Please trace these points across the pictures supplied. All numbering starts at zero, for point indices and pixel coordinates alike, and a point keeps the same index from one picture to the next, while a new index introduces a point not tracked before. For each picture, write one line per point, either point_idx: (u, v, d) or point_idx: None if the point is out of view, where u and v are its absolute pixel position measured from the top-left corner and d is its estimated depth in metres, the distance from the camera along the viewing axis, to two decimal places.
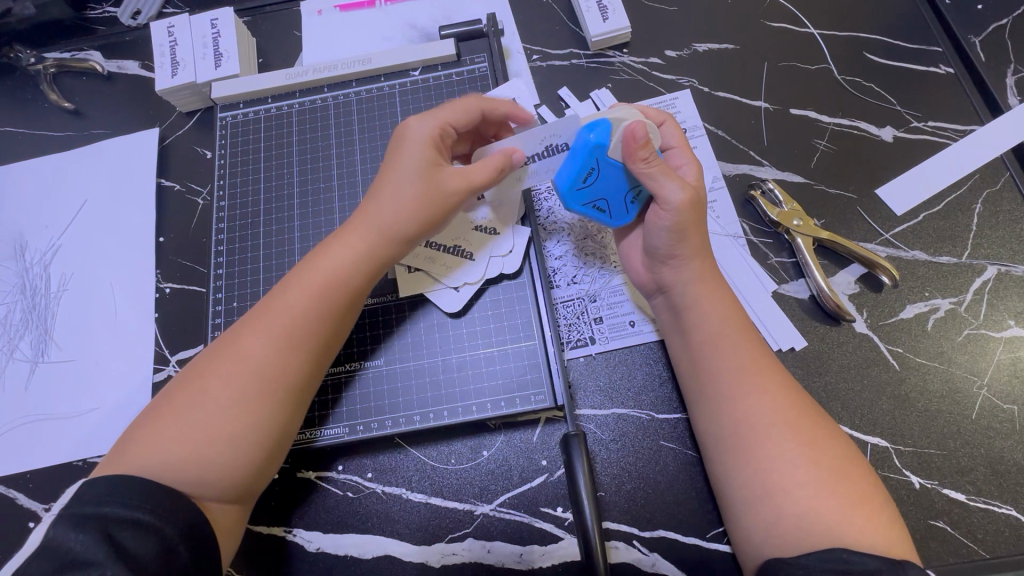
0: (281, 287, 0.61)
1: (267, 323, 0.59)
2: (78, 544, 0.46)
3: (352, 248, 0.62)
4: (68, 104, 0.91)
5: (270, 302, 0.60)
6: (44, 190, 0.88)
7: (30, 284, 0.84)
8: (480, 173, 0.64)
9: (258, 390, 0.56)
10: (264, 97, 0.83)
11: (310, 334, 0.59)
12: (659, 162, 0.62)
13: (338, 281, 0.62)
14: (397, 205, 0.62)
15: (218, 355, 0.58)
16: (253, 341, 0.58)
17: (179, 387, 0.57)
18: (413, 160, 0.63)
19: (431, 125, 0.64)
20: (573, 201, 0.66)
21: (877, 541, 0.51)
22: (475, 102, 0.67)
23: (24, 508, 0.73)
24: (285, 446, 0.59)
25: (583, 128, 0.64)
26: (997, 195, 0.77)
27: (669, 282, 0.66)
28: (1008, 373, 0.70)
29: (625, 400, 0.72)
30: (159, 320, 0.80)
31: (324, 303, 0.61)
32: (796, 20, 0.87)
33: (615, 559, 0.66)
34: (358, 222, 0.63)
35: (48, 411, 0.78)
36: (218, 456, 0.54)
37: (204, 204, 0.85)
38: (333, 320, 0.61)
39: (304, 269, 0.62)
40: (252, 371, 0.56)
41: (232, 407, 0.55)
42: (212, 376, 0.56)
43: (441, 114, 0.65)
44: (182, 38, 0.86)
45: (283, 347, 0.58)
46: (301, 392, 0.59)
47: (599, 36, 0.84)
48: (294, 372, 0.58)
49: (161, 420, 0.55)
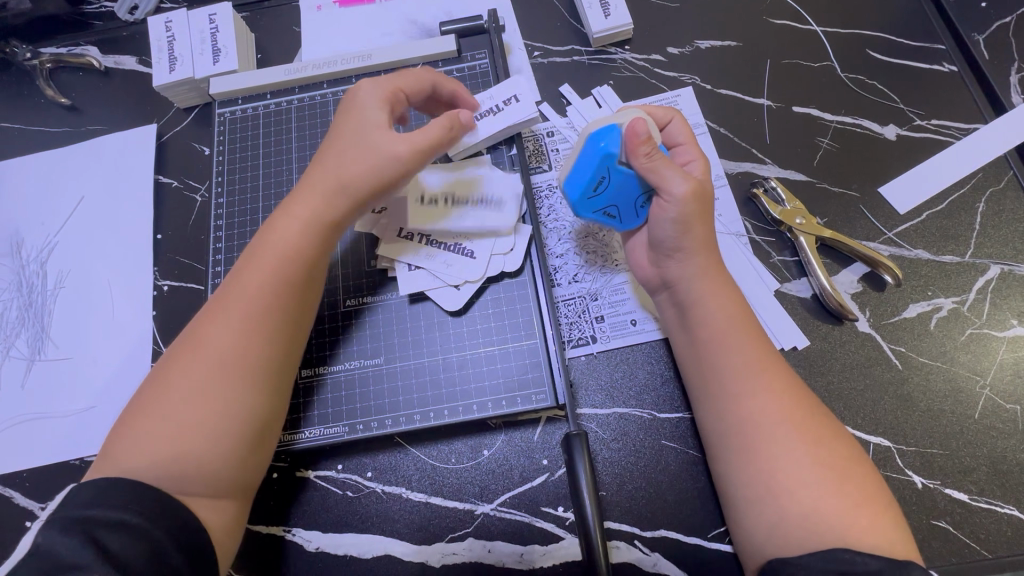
0: (238, 271, 0.61)
1: (225, 306, 0.58)
2: (65, 549, 0.45)
3: (303, 220, 0.62)
4: (64, 100, 0.90)
5: (234, 284, 0.60)
6: (40, 187, 0.87)
7: (26, 281, 0.83)
8: (426, 135, 0.62)
9: (225, 372, 0.55)
10: (263, 93, 0.83)
11: (270, 310, 0.59)
12: (661, 157, 0.61)
13: (294, 254, 0.61)
14: (348, 172, 0.62)
15: (182, 347, 0.57)
16: (214, 326, 0.57)
17: (147, 386, 0.56)
18: (362, 126, 0.63)
19: (380, 91, 0.64)
20: (585, 209, 0.67)
21: (881, 542, 0.51)
22: (427, 73, 0.68)
23: (21, 507, 0.72)
24: (268, 431, 0.58)
25: (589, 137, 0.65)
26: (1001, 194, 0.77)
27: (675, 277, 0.65)
28: (1011, 373, 0.70)
29: (626, 399, 0.71)
30: (157, 318, 0.80)
31: (281, 276, 0.60)
32: (799, 17, 0.87)
33: (616, 559, 0.66)
34: (311, 193, 0.63)
35: (45, 410, 0.77)
36: (196, 438, 0.53)
37: (203, 201, 0.84)
38: (293, 294, 0.60)
39: (258, 249, 0.61)
40: (215, 353, 0.56)
41: (200, 392, 0.54)
42: (177, 366, 0.56)
43: (391, 81, 0.66)
44: (180, 34, 0.85)
45: (245, 326, 0.57)
46: (270, 368, 0.58)
47: (601, 33, 0.83)
48: (259, 348, 0.57)
49: (135, 419, 0.54)
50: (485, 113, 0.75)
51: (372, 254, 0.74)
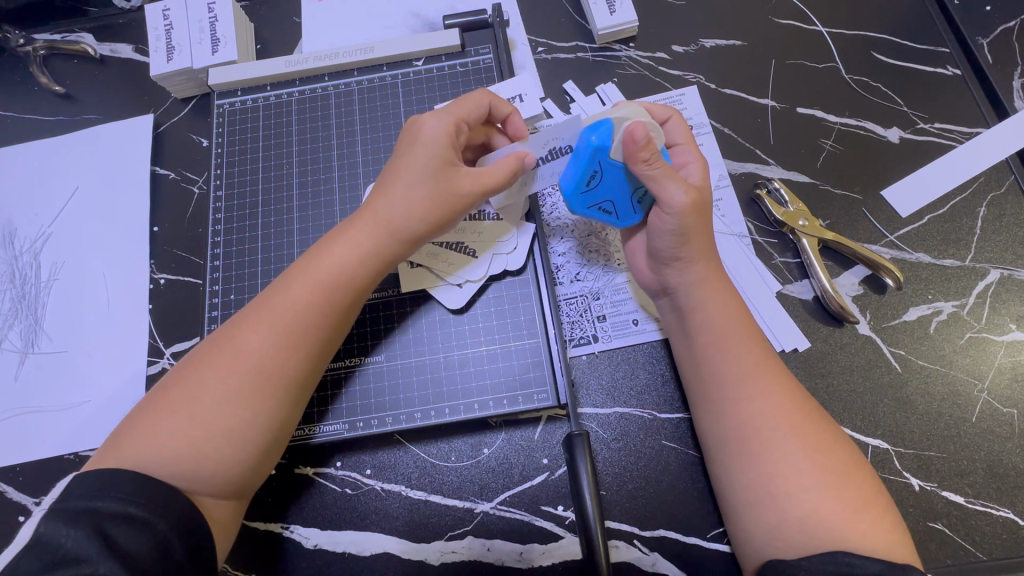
0: (283, 281, 0.59)
1: (266, 317, 0.57)
2: (70, 540, 0.45)
3: (356, 243, 0.60)
4: (58, 88, 0.88)
5: (273, 294, 0.59)
6: (34, 177, 0.86)
7: (19, 273, 0.82)
8: (495, 176, 0.62)
9: (257, 386, 0.55)
10: (263, 84, 0.81)
11: (313, 331, 0.58)
12: (662, 163, 0.59)
13: (341, 277, 0.60)
14: (407, 203, 0.60)
15: (217, 347, 0.56)
16: (253, 334, 0.56)
17: (177, 378, 0.56)
18: (424, 155, 0.60)
19: (446, 122, 0.61)
20: (578, 204, 0.65)
21: (879, 545, 0.51)
22: (484, 99, 0.65)
23: (14, 501, 0.71)
24: (281, 441, 0.58)
25: (585, 129, 0.62)
26: (1002, 199, 0.77)
27: (674, 284, 0.65)
28: (1009, 377, 0.70)
29: (628, 400, 0.71)
30: (154, 312, 0.79)
31: (323, 299, 0.59)
32: (804, 18, 0.86)
33: (615, 558, 0.66)
34: (365, 215, 0.61)
35: (39, 403, 0.76)
36: (216, 452, 0.53)
37: (200, 193, 0.83)
38: (334, 316, 0.59)
39: (307, 262, 0.60)
40: (251, 364, 0.55)
41: (230, 401, 0.54)
42: (209, 367, 0.55)
43: (456, 110, 0.63)
44: (179, 22, 0.83)
45: (281, 343, 0.56)
46: (298, 389, 0.57)
47: (606, 29, 0.83)
48: (293, 370, 0.56)
49: (158, 412, 0.54)
50: (547, 156, 0.66)
51: None
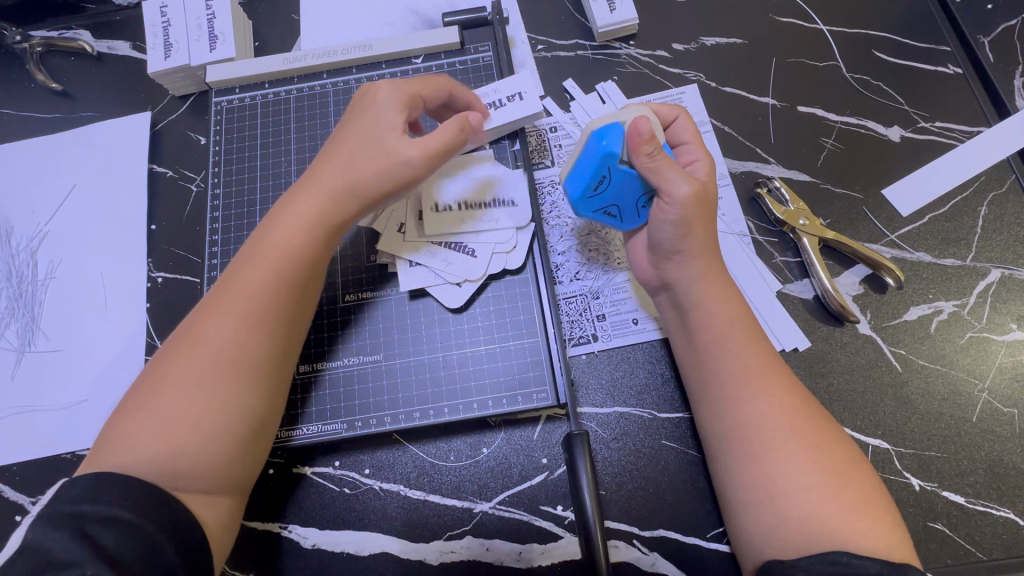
0: (237, 268, 0.59)
1: (222, 303, 0.57)
2: (57, 544, 0.45)
3: (306, 218, 0.60)
4: (56, 85, 0.88)
5: (227, 282, 0.59)
6: (32, 174, 0.85)
7: (16, 271, 0.81)
8: (438, 138, 0.61)
9: (220, 369, 0.54)
10: (261, 82, 0.81)
11: (272, 306, 0.58)
12: (665, 157, 0.60)
13: (294, 254, 0.60)
14: (357, 173, 0.61)
15: (178, 342, 0.56)
16: (211, 321, 0.56)
17: (144, 381, 0.56)
18: (377, 126, 0.62)
19: (398, 93, 0.63)
20: (585, 208, 0.65)
21: (880, 546, 0.51)
22: (445, 82, 0.68)
23: (11, 501, 0.71)
24: (262, 427, 0.57)
25: (592, 136, 0.62)
26: (1003, 198, 0.77)
27: (674, 278, 0.64)
28: (1010, 377, 0.70)
29: (628, 399, 0.71)
30: (152, 310, 0.78)
31: (280, 275, 0.59)
32: (805, 16, 0.86)
33: (615, 558, 0.66)
34: (313, 191, 0.61)
35: (37, 402, 0.76)
36: (188, 442, 0.52)
37: (198, 191, 0.83)
38: (292, 291, 0.59)
39: (259, 245, 0.60)
40: (210, 349, 0.55)
41: (197, 387, 0.54)
42: (173, 361, 0.55)
43: (407, 85, 0.65)
44: (177, 19, 0.83)
45: (241, 324, 0.56)
46: (267, 368, 0.57)
47: (606, 27, 0.82)
48: (253, 349, 0.56)
49: (130, 417, 0.53)
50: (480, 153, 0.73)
51: (371, 249, 0.73)
